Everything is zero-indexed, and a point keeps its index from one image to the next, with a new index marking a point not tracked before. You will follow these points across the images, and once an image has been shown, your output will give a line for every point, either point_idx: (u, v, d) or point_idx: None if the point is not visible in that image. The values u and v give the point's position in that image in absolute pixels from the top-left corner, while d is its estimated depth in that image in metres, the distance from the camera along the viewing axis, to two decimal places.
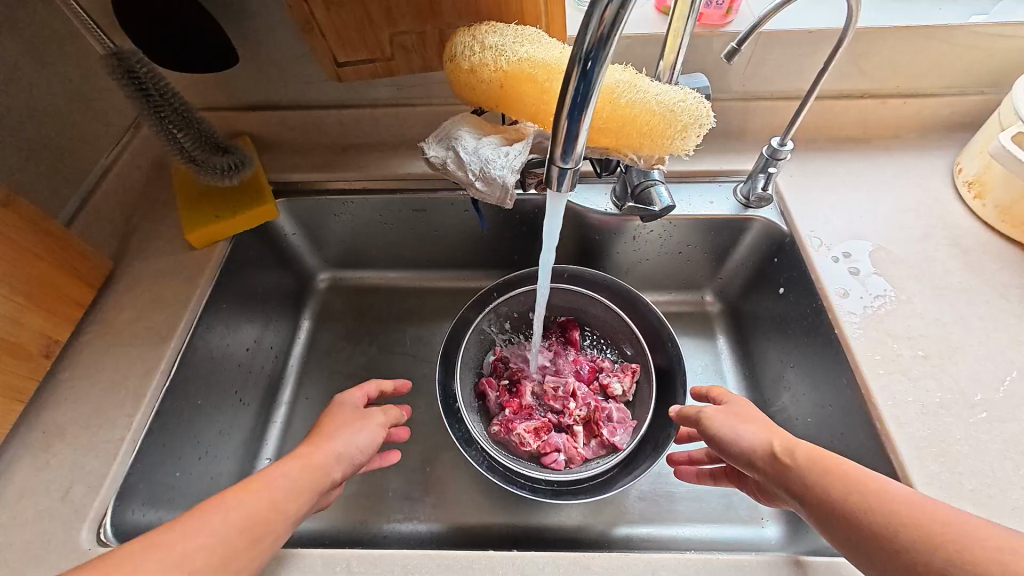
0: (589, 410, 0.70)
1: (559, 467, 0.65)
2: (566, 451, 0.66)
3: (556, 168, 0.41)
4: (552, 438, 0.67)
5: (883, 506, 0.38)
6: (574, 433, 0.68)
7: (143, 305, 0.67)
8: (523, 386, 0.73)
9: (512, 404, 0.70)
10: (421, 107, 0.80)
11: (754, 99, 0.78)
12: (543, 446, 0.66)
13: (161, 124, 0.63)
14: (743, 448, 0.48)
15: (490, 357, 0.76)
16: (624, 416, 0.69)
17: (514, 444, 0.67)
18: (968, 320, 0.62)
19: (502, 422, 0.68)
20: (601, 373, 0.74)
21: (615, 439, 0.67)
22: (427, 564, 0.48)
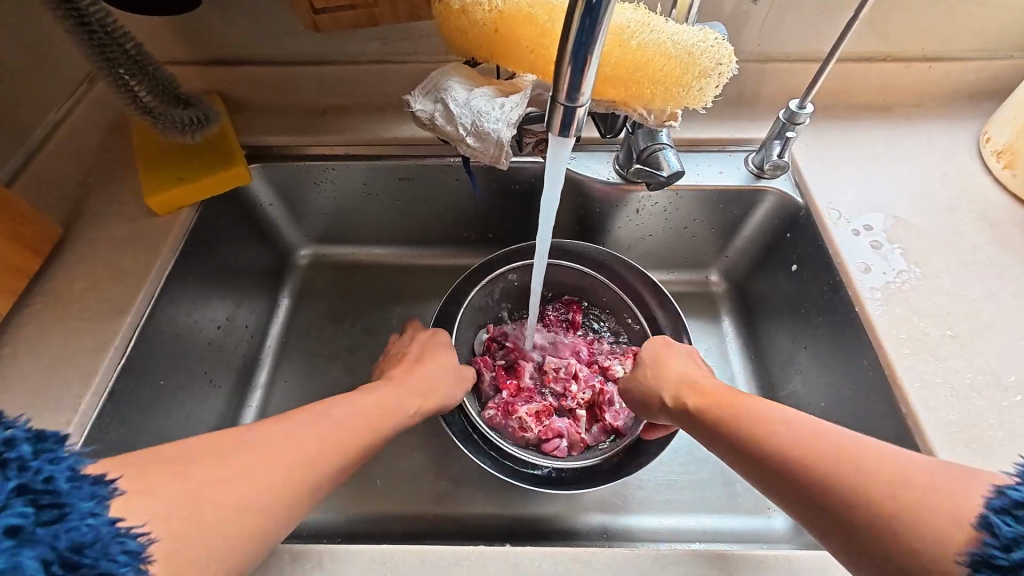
0: (593, 393, 0.65)
1: (561, 452, 0.61)
2: (568, 437, 0.62)
3: (561, 108, 0.35)
4: (553, 423, 0.62)
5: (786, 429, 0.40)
6: (576, 417, 0.64)
7: (97, 275, 0.61)
8: (522, 367, 0.68)
9: (510, 386, 0.65)
10: (409, 64, 0.73)
11: (769, 61, 0.72)
12: (545, 432, 0.61)
13: (111, 70, 0.56)
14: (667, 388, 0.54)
15: (484, 336, 0.70)
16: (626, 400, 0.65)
17: (513, 429, 0.61)
18: (998, 297, 0.57)
19: (500, 405, 0.63)
20: (600, 355, 0.69)
21: (618, 423, 0.63)
22: (411, 561, 0.43)
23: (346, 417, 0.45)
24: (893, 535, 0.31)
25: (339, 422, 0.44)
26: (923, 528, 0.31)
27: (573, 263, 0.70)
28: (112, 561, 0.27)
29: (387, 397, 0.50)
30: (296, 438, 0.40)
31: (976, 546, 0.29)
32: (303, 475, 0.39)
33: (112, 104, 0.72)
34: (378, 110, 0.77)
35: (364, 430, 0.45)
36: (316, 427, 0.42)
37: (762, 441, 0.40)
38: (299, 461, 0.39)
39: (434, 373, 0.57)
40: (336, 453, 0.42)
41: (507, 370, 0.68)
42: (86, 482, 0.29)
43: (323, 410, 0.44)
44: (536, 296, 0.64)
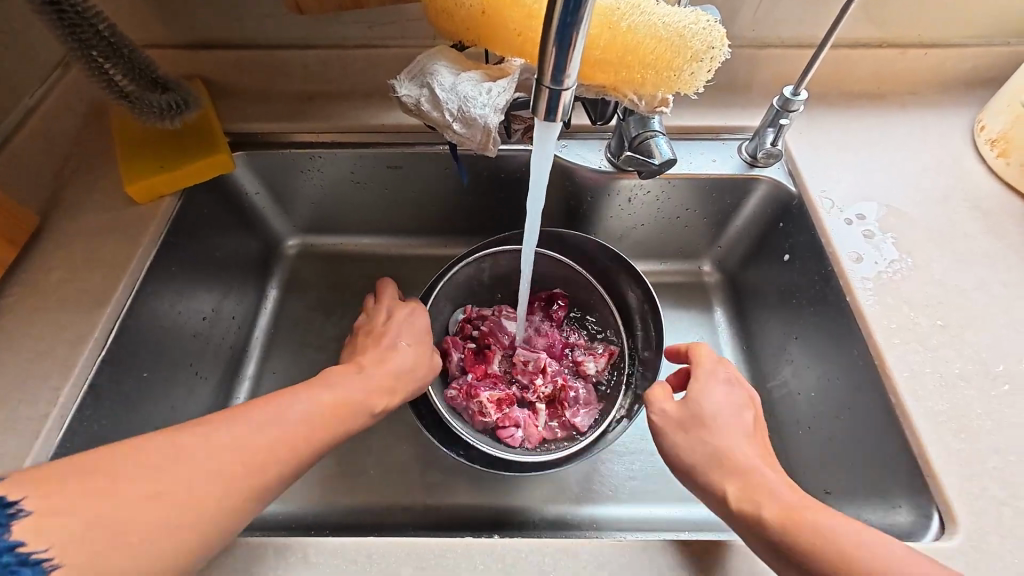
0: (557, 388, 0.65)
1: (512, 441, 0.61)
2: (524, 428, 0.62)
3: (547, 91, 0.34)
4: (514, 412, 0.62)
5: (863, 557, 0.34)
6: (536, 410, 0.64)
7: (75, 265, 0.60)
8: (492, 353, 0.67)
9: (477, 370, 0.65)
10: (395, 49, 0.71)
11: (763, 47, 0.71)
12: (503, 419, 0.61)
13: (84, 53, 0.55)
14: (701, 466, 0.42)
15: (458, 316, 0.69)
16: (590, 399, 0.65)
17: (472, 412, 0.61)
18: (989, 287, 0.57)
19: (462, 388, 0.63)
20: (573, 352, 0.69)
21: (576, 421, 0.63)
22: (397, 553, 0.42)
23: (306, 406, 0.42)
24: None
25: (320, 399, 0.43)
26: None
27: (555, 252, 0.69)
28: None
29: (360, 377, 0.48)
30: (244, 430, 0.38)
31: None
32: (249, 472, 0.37)
33: (89, 88, 0.70)
34: (365, 96, 0.75)
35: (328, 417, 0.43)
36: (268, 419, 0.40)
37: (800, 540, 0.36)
38: (246, 460, 0.37)
39: (408, 359, 0.53)
40: (292, 444, 0.40)
41: (477, 355, 0.67)
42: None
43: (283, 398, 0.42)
44: (524, 285, 0.63)
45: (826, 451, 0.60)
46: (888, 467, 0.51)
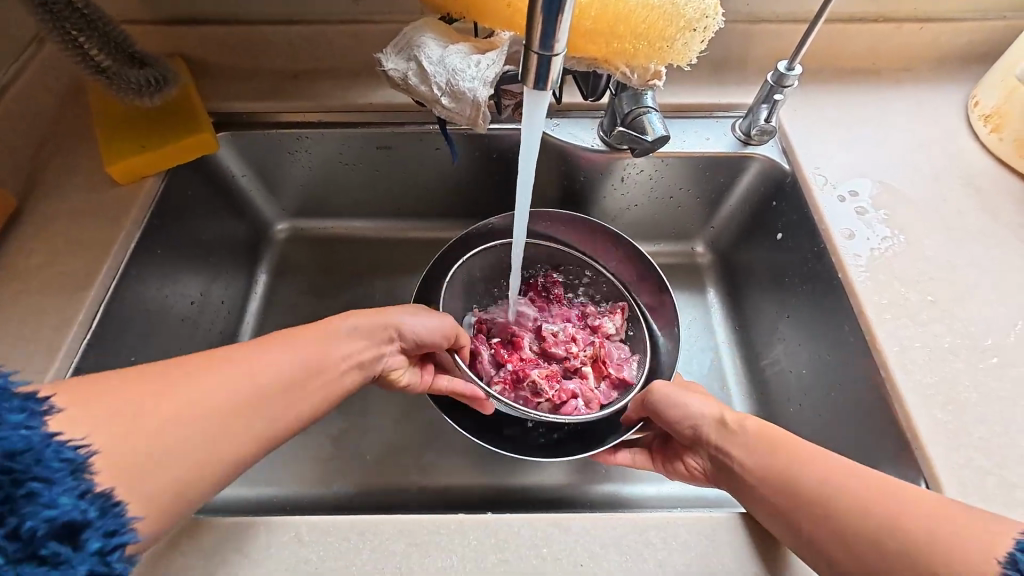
0: (594, 348, 0.64)
1: (577, 413, 0.59)
2: (583, 396, 0.60)
3: (535, 57, 0.33)
4: (566, 386, 0.61)
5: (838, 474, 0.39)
6: (584, 376, 0.62)
7: (56, 249, 0.58)
8: (520, 339, 0.65)
9: (511, 360, 0.63)
10: (382, 24, 0.70)
11: (758, 22, 0.70)
12: (559, 395, 0.60)
13: (58, 25, 0.53)
14: (692, 415, 0.48)
15: (470, 320, 0.67)
16: (624, 352, 0.65)
17: (527, 397, 0.60)
18: (980, 264, 0.57)
19: (504, 378, 0.61)
20: (589, 316, 0.69)
21: (624, 373, 0.62)
22: (389, 530, 0.42)
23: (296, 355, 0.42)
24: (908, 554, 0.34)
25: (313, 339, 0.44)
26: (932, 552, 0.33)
27: (542, 237, 0.69)
28: (44, 470, 0.29)
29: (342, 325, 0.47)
30: (228, 373, 0.38)
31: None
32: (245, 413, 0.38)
33: (65, 66, 0.68)
34: (352, 74, 0.73)
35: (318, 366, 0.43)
36: (260, 365, 0.40)
37: (789, 465, 0.41)
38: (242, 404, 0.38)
39: (394, 309, 0.52)
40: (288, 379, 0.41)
41: (506, 346, 0.66)
42: (17, 399, 0.30)
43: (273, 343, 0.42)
44: (516, 265, 0.62)
45: (815, 426, 0.60)
46: (874, 441, 0.52)
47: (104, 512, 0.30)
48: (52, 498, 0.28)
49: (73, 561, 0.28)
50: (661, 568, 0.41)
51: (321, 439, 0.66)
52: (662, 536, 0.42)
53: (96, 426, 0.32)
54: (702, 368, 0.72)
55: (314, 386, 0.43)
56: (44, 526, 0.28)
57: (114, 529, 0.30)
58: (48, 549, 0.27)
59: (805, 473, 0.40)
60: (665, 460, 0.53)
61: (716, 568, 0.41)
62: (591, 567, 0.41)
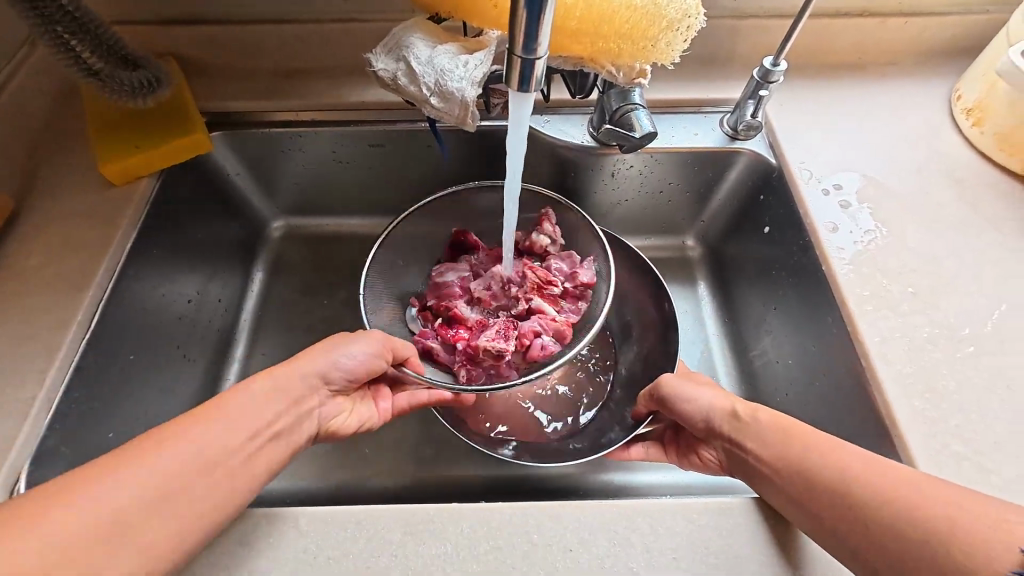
0: (535, 279, 0.64)
1: (545, 350, 0.59)
2: (548, 331, 0.61)
3: (519, 60, 0.34)
4: (524, 330, 0.60)
5: (850, 463, 0.40)
6: (541, 309, 0.62)
7: (53, 250, 0.59)
8: (458, 311, 0.64)
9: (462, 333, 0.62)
10: (373, 23, 0.70)
11: (744, 17, 0.71)
12: (523, 338, 0.59)
13: (49, 29, 0.53)
14: (703, 408, 0.51)
15: (412, 310, 0.67)
16: (567, 265, 0.66)
17: (494, 358, 0.58)
18: (960, 256, 0.58)
19: (462, 352, 0.60)
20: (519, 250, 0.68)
21: (579, 284, 0.64)
22: (384, 520, 0.43)
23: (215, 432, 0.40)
24: (931, 532, 0.35)
25: (253, 405, 0.43)
26: (950, 531, 0.34)
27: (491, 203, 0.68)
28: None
29: (261, 387, 0.44)
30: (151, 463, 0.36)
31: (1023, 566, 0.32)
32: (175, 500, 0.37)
33: (58, 68, 0.68)
34: (344, 72, 0.74)
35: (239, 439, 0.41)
36: (142, 474, 0.36)
37: (805, 454, 0.42)
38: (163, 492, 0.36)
39: (310, 354, 0.49)
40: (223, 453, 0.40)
41: (450, 322, 0.64)
42: None
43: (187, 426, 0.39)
44: (508, 261, 0.63)
45: (801, 415, 0.62)
46: (856, 428, 0.53)
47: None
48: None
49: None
50: (648, 553, 0.42)
51: None
52: (651, 523, 0.44)
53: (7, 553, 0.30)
54: (693, 360, 0.74)
55: (229, 468, 0.40)
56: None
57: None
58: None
59: (819, 463, 0.41)
60: (680, 453, 0.56)
61: (701, 552, 0.42)
62: (581, 552, 0.42)
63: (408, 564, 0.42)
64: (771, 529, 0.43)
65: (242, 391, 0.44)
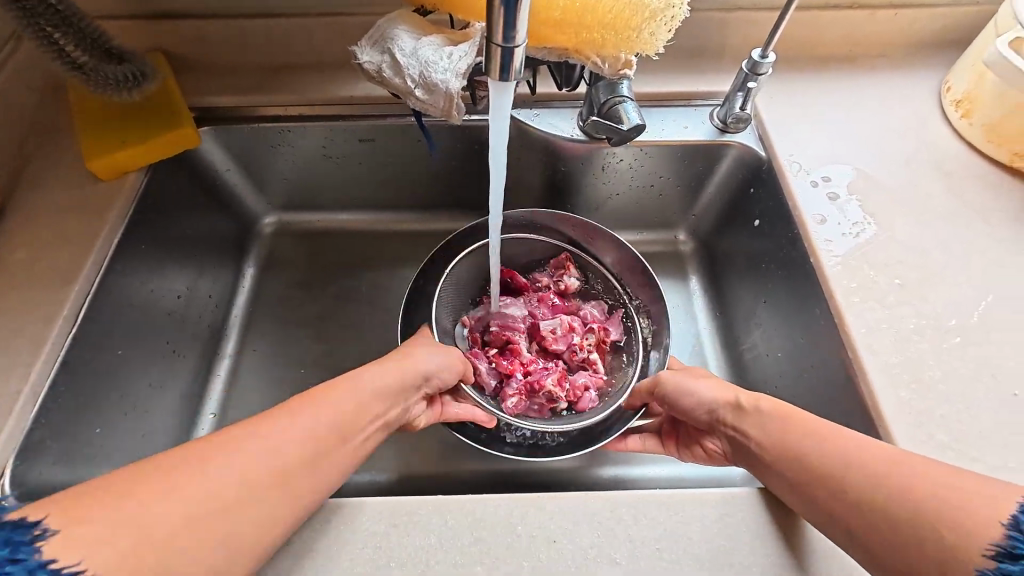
0: (596, 335, 0.66)
1: (594, 406, 0.62)
2: (594, 386, 0.64)
3: (498, 50, 0.33)
4: (576, 381, 0.63)
5: (845, 450, 0.40)
6: (590, 364, 0.65)
7: (39, 244, 0.59)
8: (518, 344, 0.65)
9: (517, 368, 0.63)
10: (362, 17, 0.70)
11: (734, 10, 0.70)
12: (574, 392, 0.62)
13: (33, 24, 0.53)
14: (702, 401, 0.52)
15: (463, 331, 0.68)
16: (601, 311, 0.69)
17: (543, 403, 0.61)
18: (947, 247, 0.58)
19: (518, 390, 0.61)
20: (547, 286, 0.71)
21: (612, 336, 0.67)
22: (368, 512, 0.43)
23: (311, 427, 0.40)
24: (923, 515, 0.34)
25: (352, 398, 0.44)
26: (946, 517, 0.34)
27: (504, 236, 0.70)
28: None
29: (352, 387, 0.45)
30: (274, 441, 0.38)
31: (1001, 539, 0.32)
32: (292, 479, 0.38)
33: (44, 63, 0.68)
34: (333, 67, 0.73)
35: (332, 434, 0.41)
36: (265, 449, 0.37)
37: (799, 444, 0.42)
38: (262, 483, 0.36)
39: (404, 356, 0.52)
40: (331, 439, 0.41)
41: (501, 355, 0.66)
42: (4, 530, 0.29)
43: (285, 417, 0.40)
44: (495, 256, 0.63)
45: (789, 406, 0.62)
46: (844, 419, 0.53)
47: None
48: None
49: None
50: (631, 543, 0.42)
51: None
52: (634, 514, 0.44)
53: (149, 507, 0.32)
54: (684, 353, 0.74)
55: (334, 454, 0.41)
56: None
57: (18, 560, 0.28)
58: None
59: (816, 453, 0.41)
60: (680, 445, 0.56)
61: (686, 544, 0.42)
62: (564, 542, 0.42)
63: (393, 555, 0.42)
64: (756, 519, 0.43)
65: (334, 393, 0.44)
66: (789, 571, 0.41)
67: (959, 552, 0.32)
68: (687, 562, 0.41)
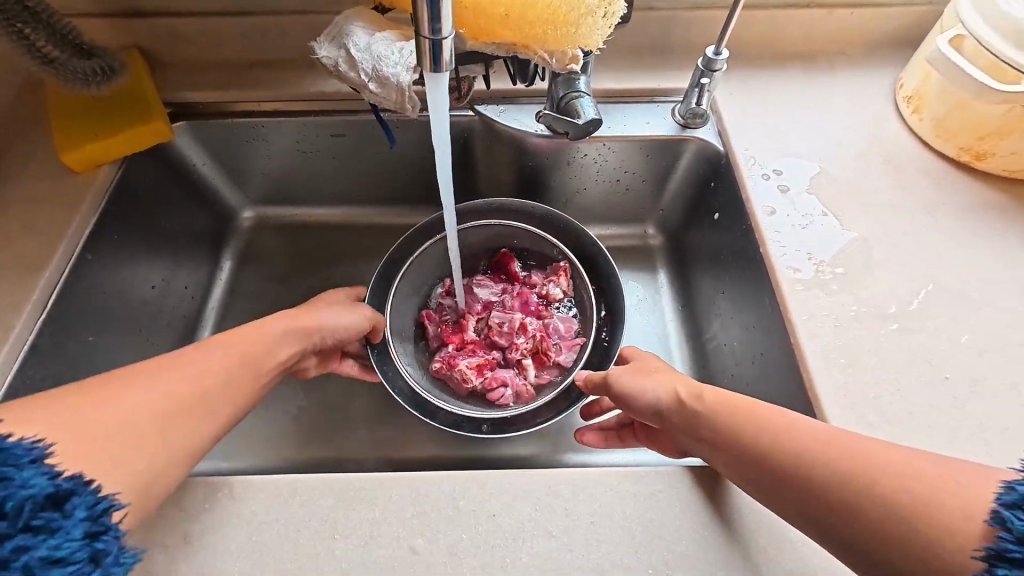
0: (536, 342, 0.68)
1: (503, 401, 0.66)
2: (512, 387, 0.67)
3: (426, 41, 0.35)
4: (498, 374, 0.67)
5: (808, 444, 0.37)
6: (521, 367, 0.68)
7: (13, 233, 0.61)
8: (467, 321, 0.71)
9: (455, 340, 0.70)
10: (331, 15, 0.72)
11: (695, 9, 0.72)
12: (488, 382, 0.66)
13: (4, 21, 0.55)
14: (649, 400, 0.47)
15: (439, 289, 0.74)
16: (569, 328, 0.71)
17: (457, 379, 0.66)
18: (891, 238, 0.60)
19: (445, 358, 0.68)
20: (536, 286, 0.74)
21: (560, 358, 0.68)
22: (317, 487, 0.45)
23: (227, 355, 0.45)
24: (902, 514, 0.33)
25: (242, 345, 0.47)
26: (925, 513, 0.32)
27: (473, 224, 0.73)
28: (11, 457, 0.32)
29: (266, 329, 0.50)
30: (188, 370, 0.42)
31: (993, 541, 0.30)
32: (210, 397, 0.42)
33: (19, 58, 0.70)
34: (305, 64, 0.75)
35: (245, 368, 0.46)
36: (181, 377, 0.41)
37: (757, 440, 0.39)
38: (183, 404, 0.40)
39: (315, 308, 0.56)
40: (237, 377, 0.45)
41: (453, 324, 0.72)
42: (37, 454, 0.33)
43: (198, 352, 0.44)
44: (453, 248, 0.65)
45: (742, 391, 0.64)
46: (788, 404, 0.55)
47: (81, 489, 0.33)
48: (25, 479, 0.31)
49: (66, 527, 0.32)
50: (568, 518, 0.44)
51: (280, 416, 0.69)
52: (572, 491, 0.45)
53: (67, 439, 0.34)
54: (647, 343, 0.76)
55: (247, 379, 0.46)
56: (28, 504, 0.31)
57: (96, 501, 0.34)
58: (39, 559, 0.30)
59: (786, 453, 0.38)
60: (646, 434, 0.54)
61: (619, 517, 0.44)
62: (504, 516, 0.44)
63: (338, 527, 0.43)
64: (689, 496, 0.45)
65: (236, 335, 0.48)
66: (717, 544, 0.43)
67: (945, 552, 0.31)
68: (621, 537, 0.43)
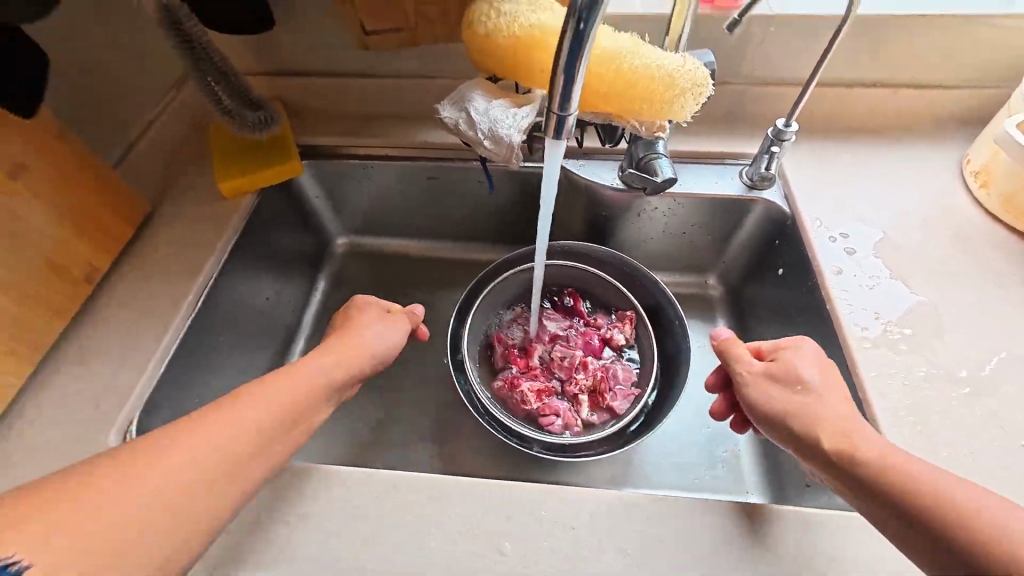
0: (594, 381, 0.73)
1: (553, 427, 0.70)
2: (562, 417, 0.71)
3: (555, 115, 0.44)
4: (554, 402, 0.72)
5: (917, 481, 0.39)
6: (576, 401, 0.72)
7: (176, 245, 0.74)
8: (532, 349, 0.77)
9: (519, 364, 0.76)
10: (441, 79, 0.84)
11: (765, 85, 0.80)
12: (543, 407, 0.71)
13: (200, 76, 0.69)
14: (773, 412, 0.48)
15: (508, 313, 0.81)
16: (628, 378, 0.74)
17: (515, 401, 0.72)
18: (961, 304, 0.62)
19: (507, 378, 0.74)
20: (601, 328, 0.79)
21: (614, 404, 0.72)
22: (414, 486, 0.51)
23: (317, 375, 0.49)
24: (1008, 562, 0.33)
25: (334, 356, 0.52)
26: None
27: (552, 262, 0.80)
28: None
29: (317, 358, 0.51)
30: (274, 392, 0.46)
31: None
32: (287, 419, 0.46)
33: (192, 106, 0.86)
34: (413, 117, 0.88)
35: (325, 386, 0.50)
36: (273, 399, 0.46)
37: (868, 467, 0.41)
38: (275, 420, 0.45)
39: (362, 327, 0.57)
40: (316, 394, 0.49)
41: (519, 351, 0.78)
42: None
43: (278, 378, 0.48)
44: (535, 284, 0.72)
45: None
46: None
47: None
48: None
49: None
50: (640, 540, 0.47)
51: (364, 424, 0.76)
52: (645, 516, 0.48)
53: (160, 471, 0.38)
54: None
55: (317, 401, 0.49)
56: None
57: None
58: None
59: (895, 482, 0.39)
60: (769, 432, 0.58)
61: (691, 546, 0.47)
62: (581, 532, 0.48)
63: (432, 523, 0.49)
64: (759, 532, 0.47)
65: (306, 362, 0.51)
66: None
67: None
68: (692, 565, 0.46)
